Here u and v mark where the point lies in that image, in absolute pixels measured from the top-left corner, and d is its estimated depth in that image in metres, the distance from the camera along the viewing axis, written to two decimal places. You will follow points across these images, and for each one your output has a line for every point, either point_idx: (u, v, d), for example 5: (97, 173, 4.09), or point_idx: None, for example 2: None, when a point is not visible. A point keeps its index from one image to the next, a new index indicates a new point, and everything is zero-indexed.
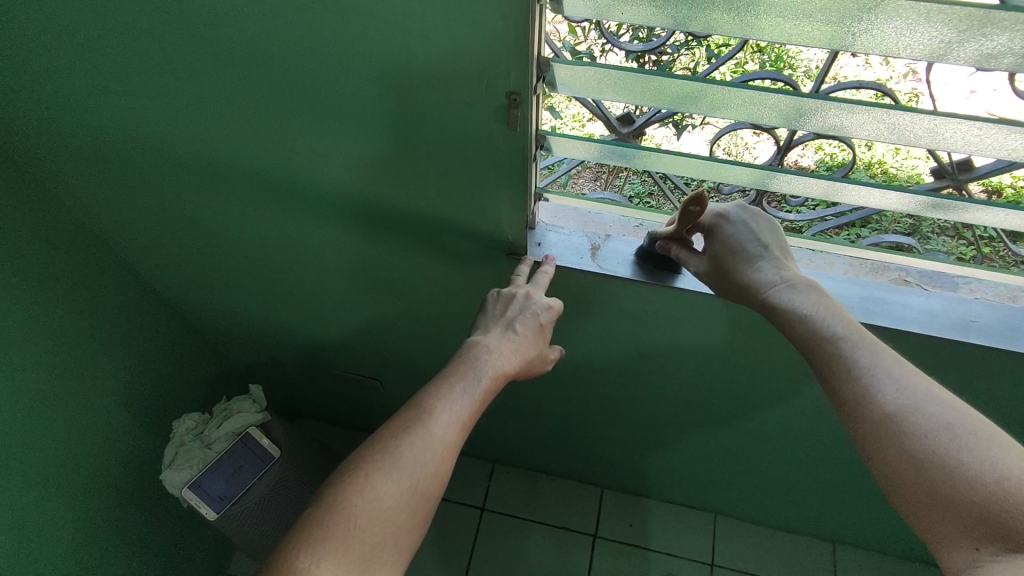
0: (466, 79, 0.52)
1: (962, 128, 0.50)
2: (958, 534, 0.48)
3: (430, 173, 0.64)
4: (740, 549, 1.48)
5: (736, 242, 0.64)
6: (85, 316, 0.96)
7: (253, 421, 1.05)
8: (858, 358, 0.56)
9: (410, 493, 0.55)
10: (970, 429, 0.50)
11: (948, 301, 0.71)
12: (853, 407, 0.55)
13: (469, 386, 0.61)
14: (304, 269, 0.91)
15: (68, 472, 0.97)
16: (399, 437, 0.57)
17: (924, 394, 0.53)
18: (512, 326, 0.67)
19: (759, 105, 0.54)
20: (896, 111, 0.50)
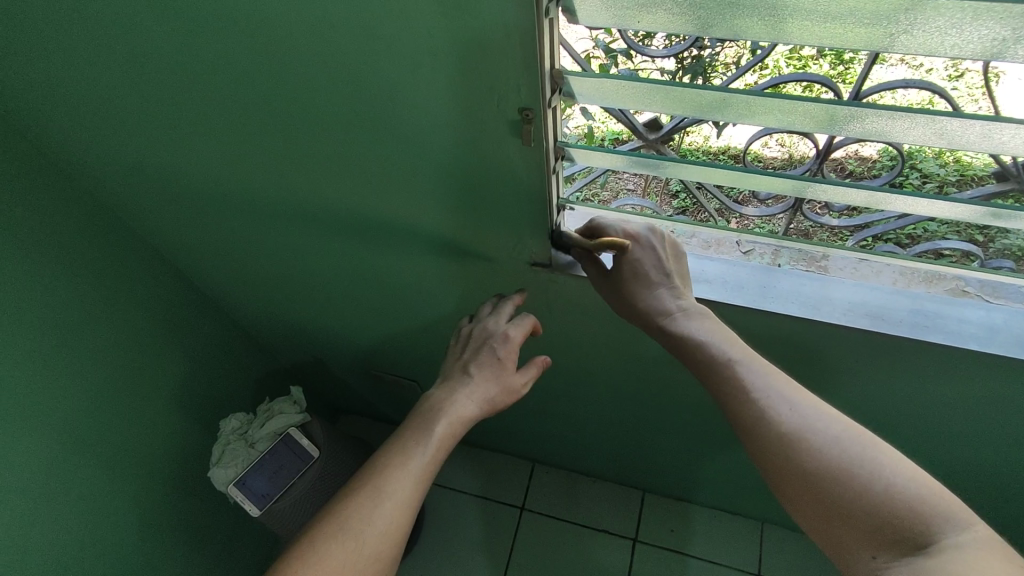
0: (477, 95, 0.51)
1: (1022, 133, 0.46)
2: (858, 544, 0.50)
3: (449, 187, 0.64)
4: (790, 560, 1.42)
5: (638, 268, 0.65)
6: (139, 320, 1.02)
7: (293, 421, 1.09)
8: (753, 378, 0.58)
9: (359, 554, 0.58)
10: (855, 438, 0.52)
11: (1012, 315, 0.65)
12: (752, 429, 0.56)
13: (420, 438, 0.64)
14: (338, 277, 0.93)
15: (127, 467, 1.03)
16: (343, 502, 0.60)
17: (810, 410, 0.55)
18: (468, 370, 0.69)
19: (789, 112, 0.51)
20: (941, 116, 0.46)
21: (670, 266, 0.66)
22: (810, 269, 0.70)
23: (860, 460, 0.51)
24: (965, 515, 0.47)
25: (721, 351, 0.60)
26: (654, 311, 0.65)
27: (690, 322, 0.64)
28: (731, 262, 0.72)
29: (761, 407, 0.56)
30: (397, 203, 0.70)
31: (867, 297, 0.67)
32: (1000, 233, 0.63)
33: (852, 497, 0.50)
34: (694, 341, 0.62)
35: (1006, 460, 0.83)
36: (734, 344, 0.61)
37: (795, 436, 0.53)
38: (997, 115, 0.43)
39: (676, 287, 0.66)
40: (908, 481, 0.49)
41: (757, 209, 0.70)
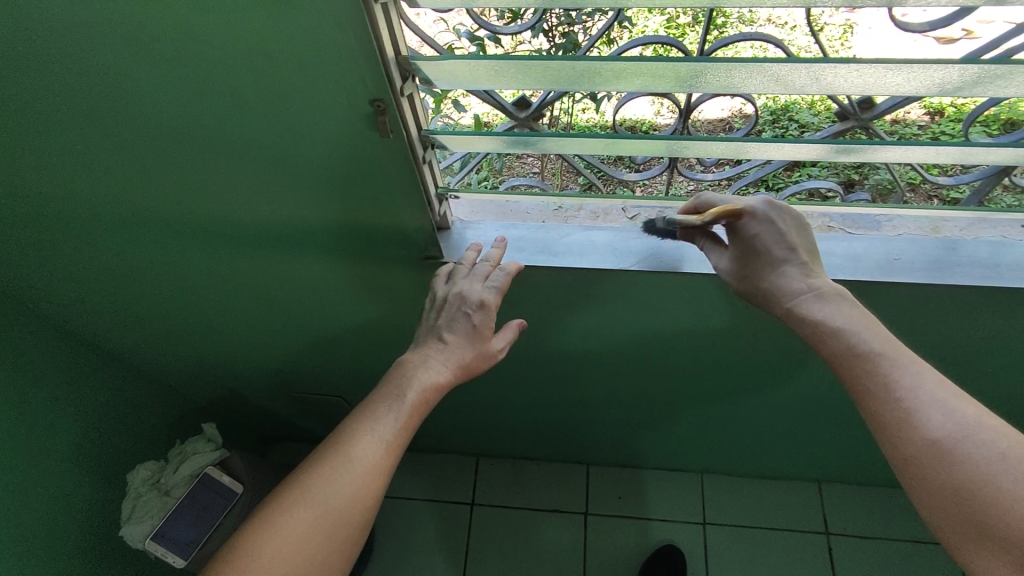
0: (328, 94, 0.50)
1: (842, 72, 0.49)
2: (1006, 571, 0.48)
3: (322, 191, 0.62)
4: (731, 503, 1.50)
5: (761, 245, 0.63)
6: (20, 385, 0.91)
7: (209, 461, 1.03)
8: (901, 377, 0.56)
9: (329, 522, 0.58)
10: (1021, 461, 0.49)
11: (872, 243, 0.70)
12: (892, 429, 0.55)
13: (392, 406, 0.63)
14: (233, 303, 0.88)
15: (28, 545, 0.94)
16: (312, 468, 0.60)
17: (972, 419, 0.52)
18: (440, 335, 0.66)
19: (639, 74, 0.52)
20: (770, 63, 0.48)
21: (796, 240, 0.63)
22: None
23: (1014, 481, 0.49)
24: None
25: (863, 345, 0.58)
26: (780, 295, 0.63)
27: (820, 304, 0.61)
28: (619, 229, 0.74)
29: (904, 409, 0.54)
30: (277, 214, 0.67)
31: None
32: (872, 168, 0.68)
33: (998, 510, 0.49)
34: (831, 328, 0.60)
35: None
36: (878, 338, 0.58)
37: (939, 447, 0.52)
38: (816, 57, 0.46)
39: (804, 263, 0.63)
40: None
41: (637, 173, 0.72)
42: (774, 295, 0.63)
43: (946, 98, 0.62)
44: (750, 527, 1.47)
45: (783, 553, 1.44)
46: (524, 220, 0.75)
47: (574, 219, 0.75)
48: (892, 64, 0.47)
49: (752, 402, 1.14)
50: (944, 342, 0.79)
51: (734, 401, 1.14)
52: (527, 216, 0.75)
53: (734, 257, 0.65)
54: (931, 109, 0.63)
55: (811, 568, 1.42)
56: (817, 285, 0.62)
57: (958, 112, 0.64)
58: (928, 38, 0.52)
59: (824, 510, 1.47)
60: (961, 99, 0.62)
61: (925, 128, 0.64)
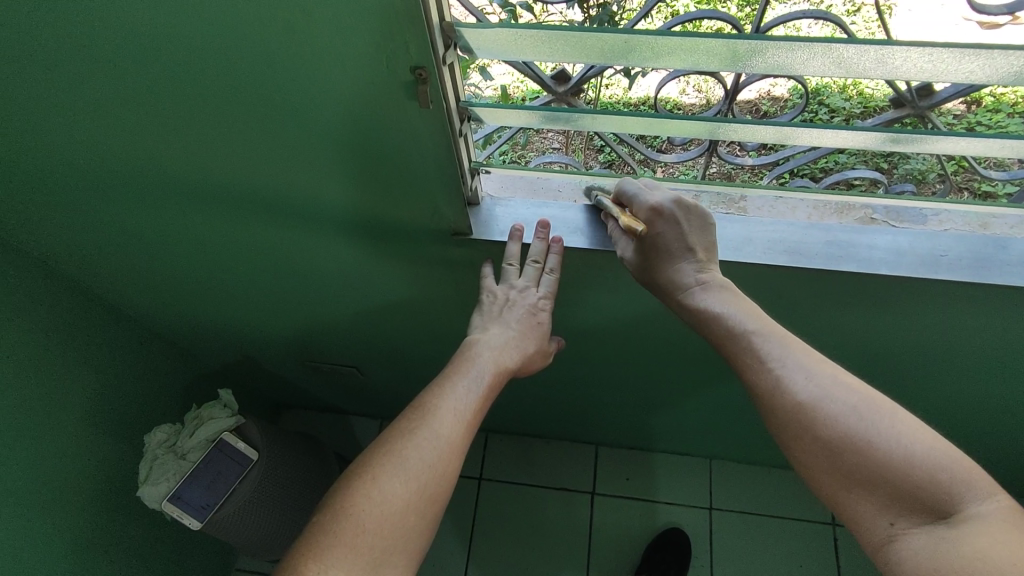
0: (367, 59, 0.48)
1: (912, 56, 0.46)
2: (875, 513, 0.54)
3: (353, 159, 0.60)
4: (739, 490, 1.50)
5: (662, 242, 0.64)
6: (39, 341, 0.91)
7: (226, 426, 1.00)
8: (769, 348, 0.61)
9: (419, 495, 0.59)
10: (870, 411, 0.56)
11: (915, 237, 0.67)
12: (767, 395, 0.60)
13: (472, 379, 0.66)
14: (251, 268, 0.86)
15: (51, 498, 0.95)
16: (399, 439, 0.61)
17: (831, 380, 0.58)
18: (509, 325, 0.70)
19: (692, 51, 0.50)
20: (837, 44, 0.45)
21: (696, 239, 0.64)
22: (730, 211, 0.71)
23: (880, 433, 0.54)
24: (985, 486, 0.51)
25: (739, 326, 0.62)
26: (675, 286, 0.65)
27: (709, 293, 0.64)
28: None
29: (776, 376, 0.59)
30: (303, 180, 0.65)
31: (784, 233, 0.68)
32: (903, 157, 0.65)
33: (855, 455, 0.55)
34: (710, 314, 0.63)
35: (920, 373, 0.89)
36: (750, 316, 0.63)
37: (809, 406, 0.57)
38: (886, 36, 0.43)
39: (700, 257, 0.65)
40: (929, 452, 0.53)
41: (675, 155, 0.69)
42: (671, 287, 0.65)
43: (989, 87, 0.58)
44: (756, 515, 1.47)
45: (787, 541, 1.44)
46: (555, 197, 0.73)
47: None
48: (967, 49, 0.44)
49: None
50: (981, 342, 0.77)
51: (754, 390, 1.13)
52: (558, 194, 0.73)
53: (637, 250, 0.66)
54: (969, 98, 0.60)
55: (815, 558, 1.42)
56: (705, 277, 0.65)
57: (997, 102, 0.60)
58: (970, 21, 0.49)
59: None
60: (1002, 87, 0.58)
61: (960, 118, 0.60)
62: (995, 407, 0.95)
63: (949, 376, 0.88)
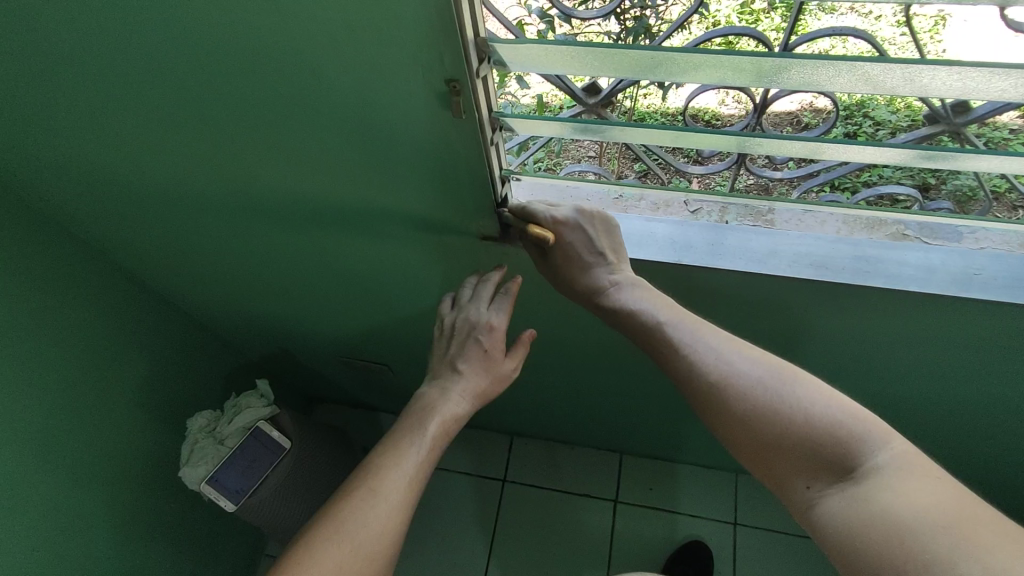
0: (405, 71, 0.51)
1: (939, 75, 0.46)
2: (794, 473, 0.57)
3: (389, 165, 0.63)
4: (765, 506, 1.48)
5: (571, 250, 0.67)
6: (92, 325, 0.97)
7: (263, 416, 1.04)
8: (682, 334, 0.64)
9: (356, 557, 0.63)
10: (775, 385, 0.59)
11: (949, 255, 0.66)
12: (684, 377, 0.63)
13: (415, 437, 0.70)
14: (290, 266, 0.91)
15: (99, 474, 1.02)
16: (338, 506, 0.66)
17: (737, 363, 0.61)
18: (455, 366, 0.73)
19: (718, 67, 0.51)
20: (861, 62, 0.46)
21: (604, 242, 0.68)
22: (757, 223, 0.71)
23: (785, 403, 0.57)
24: (881, 434, 0.54)
25: (652, 316, 0.66)
26: (593, 290, 0.69)
27: (625, 292, 0.68)
28: (682, 223, 0.72)
29: (691, 360, 0.63)
30: (341, 184, 0.68)
31: (812, 247, 0.69)
32: (950, 174, 0.64)
33: (773, 432, 0.57)
34: (631, 309, 0.67)
35: (952, 394, 0.87)
36: (669, 305, 0.67)
37: (718, 383, 0.61)
38: (911, 55, 0.44)
39: (611, 261, 0.68)
40: (830, 411, 0.56)
41: (702, 167, 0.70)
42: (589, 291, 0.69)
43: None
44: (782, 533, 1.45)
45: (814, 562, 1.41)
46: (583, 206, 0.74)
47: (634, 210, 0.73)
48: (996, 68, 0.44)
49: None
50: (1017, 365, 0.75)
51: None
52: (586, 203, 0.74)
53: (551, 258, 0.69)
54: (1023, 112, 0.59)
55: None
56: (622, 276, 0.68)
57: None
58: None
59: None
60: None
61: (1016, 133, 0.59)
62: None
63: (985, 399, 0.86)
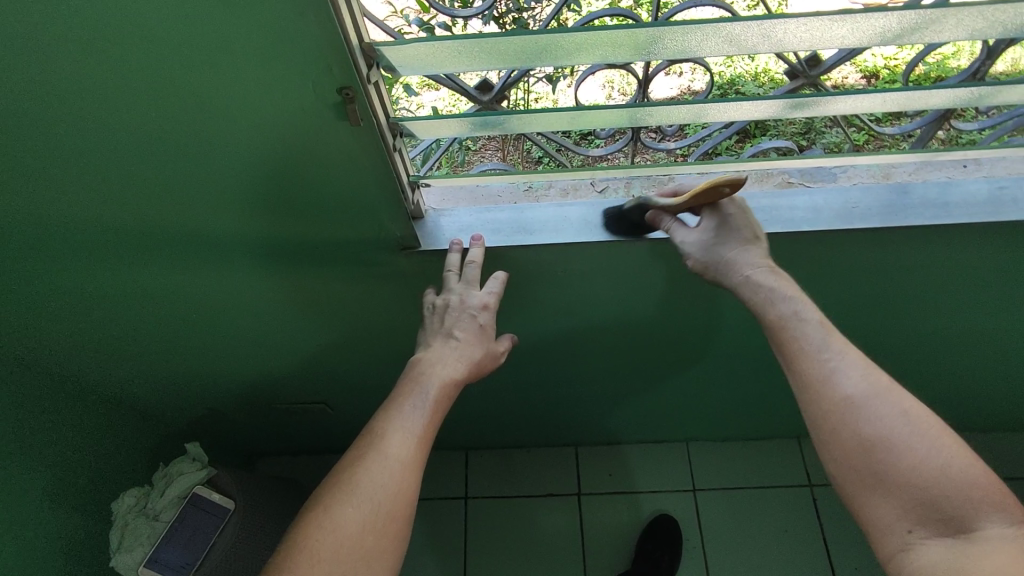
0: (291, 84, 0.50)
1: (792, 28, 0.51)
2: (898, 518, 0.58)
3: (291, 185, 0.61)
4: (719, 467, 1.54)
5: (731, 223, 0.68)
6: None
7: (199, 479, 0.97)
8: (828, 345, 0.63)
9: (371, 518, 0.59)
10: (920, 420, 0.60)
11: (830, 194, 0.73)
12: (816, 386, 0.63)
13: (419, 398, 0.66)
14: (204, 314, 0.85)
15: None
16: (350, 467, 0.62)
17: (887, 390, 0.61)
18: (452, 334, 0.69)
19: (600, 44, 0.53)
20: (725, 23, 0.50)
21: (755, 229, 0.69)
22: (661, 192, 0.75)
23: (924, 444, 0.59)
24: (1008, 512, 0.56)
25: (801, 316, 0.65)
26: (738, 266, 0.67)
27: (771, 279, 0.66)
28: (591, 203, 0.75)
29: (830, 369, 0.62)
30: (245, 214, 0.65)
31: None
32: (818, 132, 0.71)
33: (910, 471, 0.58)
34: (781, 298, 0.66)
35: (861, 323, 0.94)
36: (809, 309, 0.65)
37: (861, 403, 0.61)
38: (764, 10, 0.49)
39: (761, 248, 0.69)
40: (970, 473, 0.57)
41: (602, 148, 0.74)
42: (733, 266, 0.67)
43: (880, 61, 0.66)
44: (739, 488, 1.51)
45: (771, 509, 1.49)
46: (497, 203, 0.75)
47: (545, 198, 0.76)
48: (836, 16, 0.50)
49: (732, 364, 1.17)
50: (905, 283, 0.84)
51: (715, 365, 1.17)
52: (500, 199, 0.75)
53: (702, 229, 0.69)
54: (867, 73, 0.67)
55: (799, 521, 1.47)
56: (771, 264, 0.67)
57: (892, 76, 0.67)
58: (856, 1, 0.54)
59: (807, 464, 1.53)
60: (894, 61, 0.66)
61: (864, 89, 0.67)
62: (934, 346, 1.02)
63: (889, 322, 0.94)
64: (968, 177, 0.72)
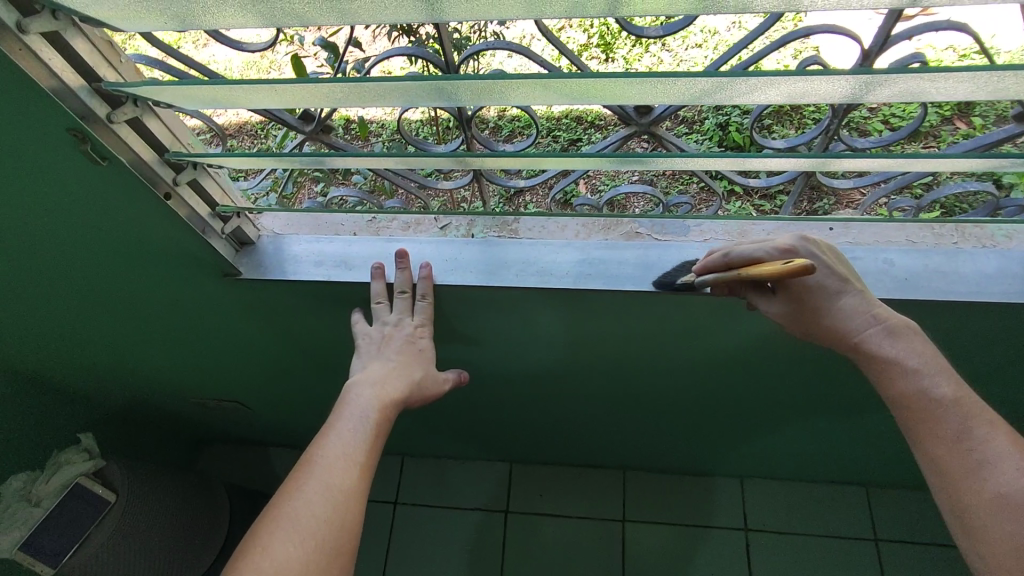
0: (32, 116, 0.49)
1: (531, 87, 0.47)
2: None
3: (86, 211, 0.60)
4: (652, 499, 1.49)
5: (821, 288, 0.58)
6: None
7: (86, 469, 1.02)
8: (972, 431, 0.54)
9: (317, 552, 0.51)
10: None
11: (678, 249, 0.67)
12: (959, 478, 0.53)
13: (355, 418, 0.59)
14: (73, 318, 0.86)
15: None
16: (286, 497, 0.54)
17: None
18: (388, 355, 0.65)
19: (371, 91, 0.49)
20: (449, 81, 0.47)
21: (847, 272, 0.59)
22: (504, 234, 0.71)
23: None
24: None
25: (935, 392, 0.55)
26: (844, 334, 0.58)
27: (890, 342, 0.57)
28: (427, 239, 0.71)
29: (977, 460, 0.53)
30: (57, 234, 0.65)
31: (546, 253, 0.69)
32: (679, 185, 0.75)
33: None
34: (908, 367, 0.56)
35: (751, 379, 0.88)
36: (947, 381, 0.55)
37: (1015, 499, 0.50)
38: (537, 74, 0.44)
39: (864, 293, 0.58)
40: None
41: (452, 182, 0.72)
42: (838, 335, 0.58)
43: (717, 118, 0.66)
44: (670, 524, 1.46)
45: (701, 548, 1.43)
46: (337, 231, 0.73)
47: (388, 231, 0.73)
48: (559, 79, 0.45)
49: (644, 403, 1.11)
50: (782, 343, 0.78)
51: (625, 402, 1.12)
52: (341, 229, 0.73)
53: (788, 300, 0.59)
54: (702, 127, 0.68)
55: (728, 565, 1.41)
56: (883, 319, 0.57)
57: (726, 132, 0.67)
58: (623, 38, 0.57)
59: (745, 505, 1.46)
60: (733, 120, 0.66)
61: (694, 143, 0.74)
62: None
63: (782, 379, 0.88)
64: (832, 241, 0.65)
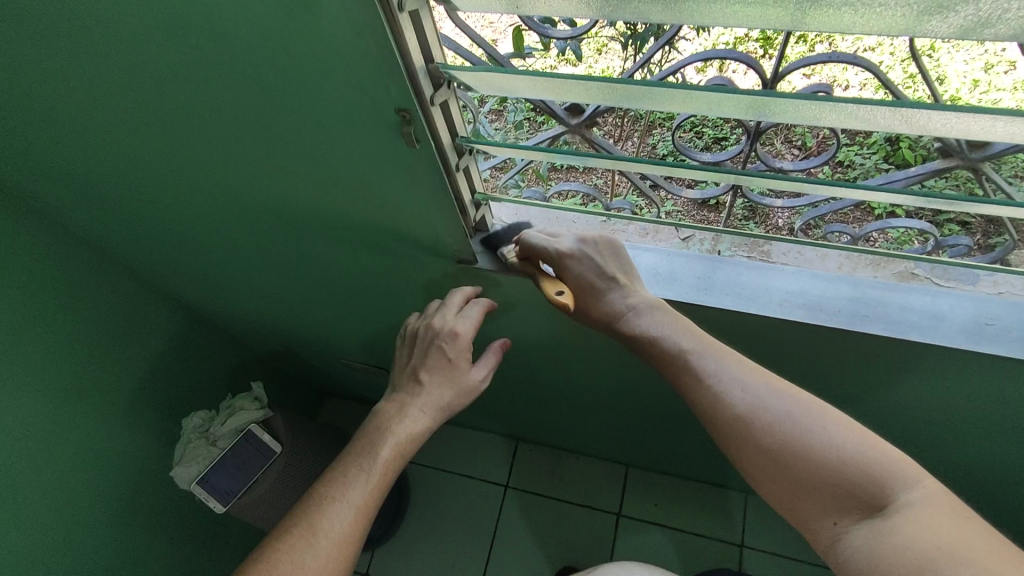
0: (357, 97, 0.47)
1: (929, 118, 0.40)
2: (818, 512, 0.50)
3: (357, 186, 0.60)
4: (774, 530, 1.42)
5: (584, 283, 0.61)
6: (106, 335, 0.95)
7: (255, 417, 1.06)
8: (707, 366, 0.56)
9: None
10: (808, 415, 0.52)
11: (963, 300, 0.62)
12: (708, 411, 0.55)
13: (361, 463, 0.61)
14: (281, 274, 0.89)
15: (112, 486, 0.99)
16: (275, 543, 0.56)
17: (786, 407, 0.52)
18: (417, 377, 0.67)
19: (700, 99, 0.45)
20: (834, 103, 0.41)
21: (613, 267, 0.62)
22: (753, 255, 0.67)
23: (815, 434, 0.50)
24: (914, 471, 0.48)
25: (674, 344, 0.58)
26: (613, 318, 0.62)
27: (645, 319, 0.61)
28: (669, 251, 0.68)
29: (716, 393, 0.55)
30: (316, 204, 0.65)
31: (806, 287, 0.65)
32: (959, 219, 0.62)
33: (818, 462, 0.50)
34: (651, 338, 0.60)
35: (977, 439, 0.79)
36: (687, 335, 0.59)
37: (747, 416, 0.53)
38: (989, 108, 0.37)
39: (622, 285, 0.62)
40: (859, 447, 0.49)
41: (698, 191, 0.64)
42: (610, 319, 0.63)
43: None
44: (791, 558, 1.39)
45: None
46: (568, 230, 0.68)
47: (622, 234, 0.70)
48: (995, 114, 0.38)
49: None
50: None
51: None
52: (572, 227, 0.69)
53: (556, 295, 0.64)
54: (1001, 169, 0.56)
55: None
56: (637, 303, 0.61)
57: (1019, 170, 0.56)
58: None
59: None
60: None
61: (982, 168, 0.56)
62: None
63: (1013, 446, 0.78)
64: None
